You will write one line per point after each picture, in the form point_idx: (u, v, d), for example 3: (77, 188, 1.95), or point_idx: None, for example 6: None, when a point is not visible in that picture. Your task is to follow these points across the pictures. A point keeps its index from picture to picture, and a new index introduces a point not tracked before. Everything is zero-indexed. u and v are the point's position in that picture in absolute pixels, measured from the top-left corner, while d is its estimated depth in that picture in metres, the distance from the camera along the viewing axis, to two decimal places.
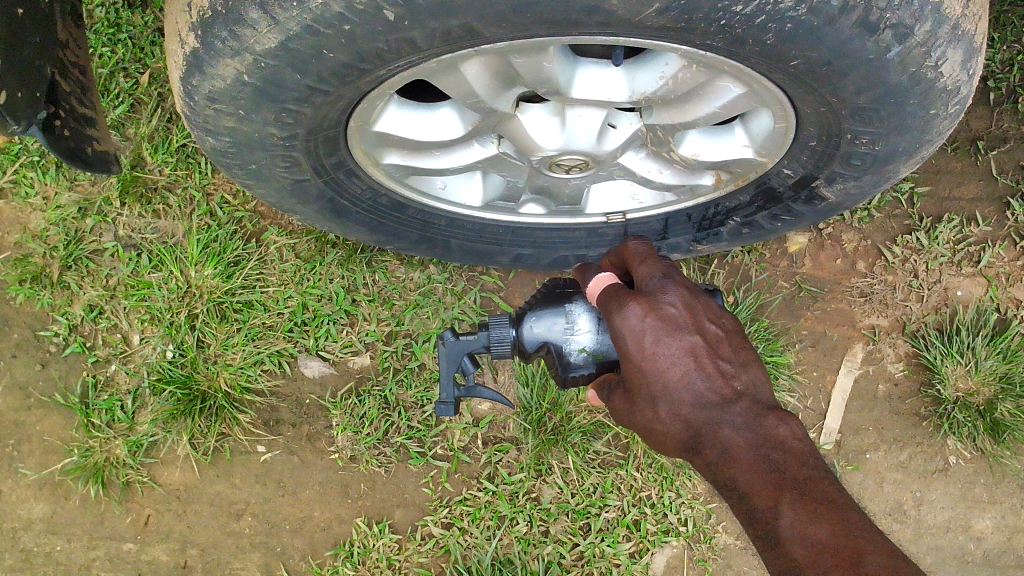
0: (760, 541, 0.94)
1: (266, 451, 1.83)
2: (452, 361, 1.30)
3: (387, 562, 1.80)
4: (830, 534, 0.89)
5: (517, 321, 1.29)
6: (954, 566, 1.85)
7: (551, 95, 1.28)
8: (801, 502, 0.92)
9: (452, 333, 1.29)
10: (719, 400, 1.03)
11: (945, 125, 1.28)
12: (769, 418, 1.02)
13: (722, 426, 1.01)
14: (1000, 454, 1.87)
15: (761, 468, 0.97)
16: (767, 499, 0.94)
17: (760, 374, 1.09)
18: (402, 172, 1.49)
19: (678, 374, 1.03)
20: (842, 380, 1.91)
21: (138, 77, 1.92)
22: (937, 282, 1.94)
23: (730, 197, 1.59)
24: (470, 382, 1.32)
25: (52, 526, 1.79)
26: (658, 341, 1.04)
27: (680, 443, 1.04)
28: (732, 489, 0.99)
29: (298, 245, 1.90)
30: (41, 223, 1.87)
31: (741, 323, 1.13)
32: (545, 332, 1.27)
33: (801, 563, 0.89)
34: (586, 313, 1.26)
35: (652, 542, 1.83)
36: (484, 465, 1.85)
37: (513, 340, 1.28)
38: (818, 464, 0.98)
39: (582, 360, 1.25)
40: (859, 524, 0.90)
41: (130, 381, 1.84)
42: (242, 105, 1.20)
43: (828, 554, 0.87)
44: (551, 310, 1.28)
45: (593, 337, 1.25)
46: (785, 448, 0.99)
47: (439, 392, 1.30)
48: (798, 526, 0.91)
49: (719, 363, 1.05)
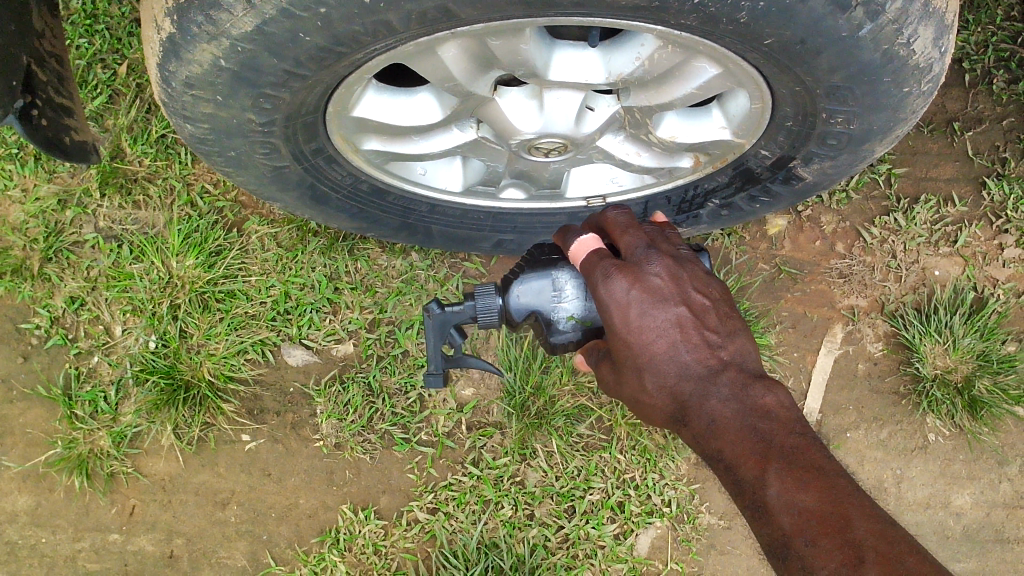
0: (747, 510, 0.97)
1: (251, 439, 1.83)
2: (439, 332, 1.32)
3: (373, 548, 1.80)
4: (817, 502, 0.92)
5: (503, 288, 1.28)
6: (935, 542, 1.87)
7: (528, 78, 1.28)
8: (789, 471, 0.95)
9: (438, 306, 1.30)
10: (704, 371, 1.04)
11: (919, 104, 1.30)
12: (756, 388, 1.04)
13: (709, 398, 1.03)
14: (978, 431, 1.89)
15: (747, 438, 1.00)
16: (755, 468, 0.97)
17: (747, 343, 1.10)
18: (382, 158, 1.50)
19: (663, 347, 1.03)
20: (822, 360, 1.93)
21: (116, 68, 1.92)
22: (914, 261, 1.96)
23: (709, 178, 1.60)
24: (459, 353, 1.36)
25: (37, 518, 1.79)
26: (644, 313, 1.03)
27: (667, 413, 1.06)
28: (719, 460, 1.01)
29: (280, 234, 1.90)
30: (21, 215, 1.87)
31: (727, 290, 1.13)
32: (532, 299, 1.26)
33: (788, 531, 0.92)
34: (572, 280, 1.25)
35: (635, 523, 1.84)
36: (468, 450, 1.86)
37: (500, 308, 1.28)
38: (804, 433, 1.01)
39: (570, 327, 1.26)
40: (845, 491, 0.94)
41: (113, 372, 1.84)
42: (220, 90, 1.20)
43: (815, 520, 0.91)
44: (537, 276, 1.26)
45: (579, 304, 1.25)
46: (772, 417, 1.02)
47: (427, 363, 1.34)
48: (785, 495, 0.94)
49: (705, 334, 1.06)
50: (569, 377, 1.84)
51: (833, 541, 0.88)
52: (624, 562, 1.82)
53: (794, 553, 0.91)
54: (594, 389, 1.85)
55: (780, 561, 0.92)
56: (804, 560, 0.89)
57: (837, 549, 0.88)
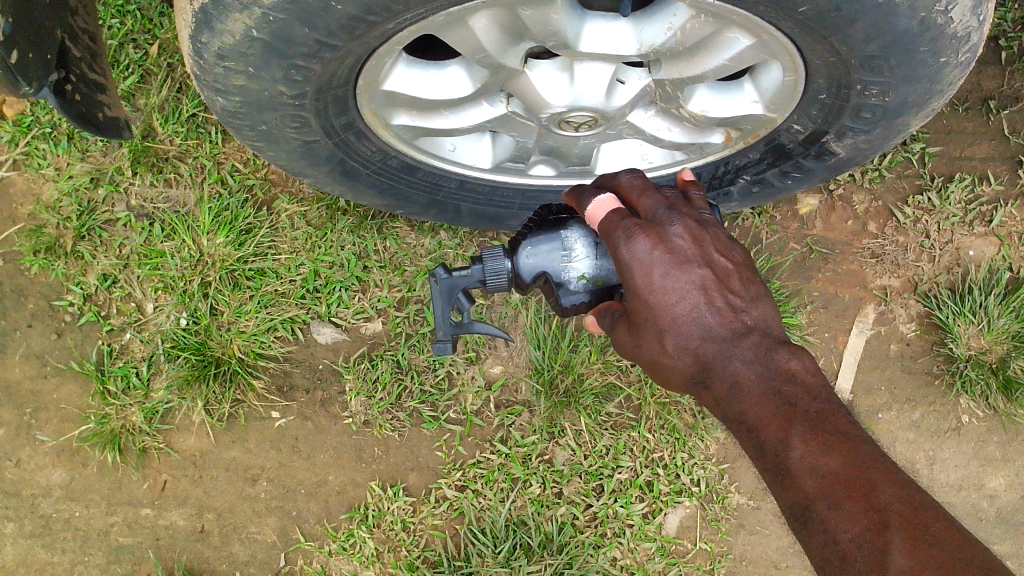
0: (770, 474, 0.97)
1: (280, 416, 1.84)
2: (446, 297, 1.31)
3: (401, 524, 1.81)
4: (842, 465, 0.92)
5: (512, 251, 1.28)
6: (968, 524, 1.85)
7: (559, 49, 1.28)
8: (813, 433, 0.95)
9: (446, 270, 1.30)
10: (728, 334, 1.03)
11: (956, 75, 1.28)
12: (781, 352, 1.03)
13: (733, 360, 1.02)
14: (1013, 412, 1.86)
15: (772, 401, 0.99)
16: (779, 431, 0.97)
17: (770, 308, 1.09)
18: (412, 133, 1.49)
19: (686, 309, 1.03)
20: (854, 340, 1.91)
21: (147, 48, 1.93)
22: (948, 242, 1.93)
23: (740, 154, 1.58)
24: (466, 318, 1.35)
25: (71, 492, 1.82)
26: (667, 275, 1.03)
27: (688, 376, 1.05)
28: (742, 422, 1.01)
29: (309, 212, 1.91)
30: (55, 193, 1.89)
31: (749, 255, 1.12)
32: (542, 261, 1.26)
33: (811, 494, 0.92)
34: (582, 239, 1.26)
35: (664, 502, 1.83)
36: (497, 428, 1.86)
37: (508, 272, 1.28)
38: (829, 398, 1.00)
39: (581, 287, 1.25)
40: (870, 455, 0.93)
41: (145, 349, 1.85)
42: (252, 61, 1.21)
43: (839, 484, 0.91)
44: (546, 237, 1.26)
45: (591, 263, 1.25)
46: (797, 381, 1.01)
47: (436, 331, 1.32)
48: (808, 458, 0.93)
49: (728, 297, 1.05)
50: (598, 355, 1.83)
51: (857, 505, 0.88)
52: (653, 542, 1.82)
53: (817, 517, 0.91)
54: (623, 367, 1.84)
55: (802, 525, 0.93)
56: (827, 524, 0.90)
57: (861, 514, 0.88)
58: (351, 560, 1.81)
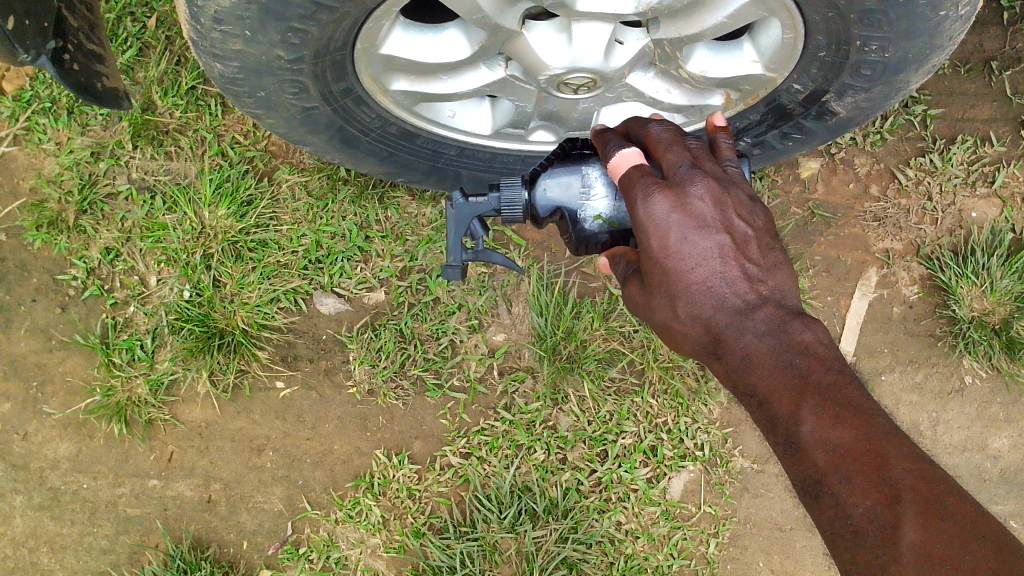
0: (781, 446, 0.99)
1: (285, 386, 1.85)
2: (461, 222, 1.30)
3: (407, 492, 1.82)
4: (853, 439, 0.92)
5: (530, 182, 1.28)
6: (972, 485, 1.86)
7: (557, 8, 1.26)
8: (824, 407, 0.95)
9: (462, 197, 1.29)
10: (741, 305, 1.03)
11: (958, 28, 1.28)
12: (795, 324, 1.02)
13: (745, 332, 1.02)
14: (1016, 372, 1.87)
15: (783, 372, 1.00)
16: (789, 404, 0.97)
17: (787, 277, 1.08)
18: (410, 100, 1.49)
19: (701, 277, 1.03)
20: (856, 303, 1.91)
21: (145, 22, 1.92)
22: (950, 203, 1.93)
23: (740, 116, 1.58)
24: (479, 246, 1.32)
25: (78, 464, 1.83)
26: (683, 239, 1.02)
27: (699, 343, 1.07)
28: (754, 395, 1.02)
29: (310, 183, 1.90)
30: (56, 168, 1.89)
31: (771, 218, 1.10)
32: (561, 196, 1.26)
33: (822, 468, 0.93)
34: (602, 177, 1.25)
35: (669, 466, 1.84)
36: (501, 395, 1.87)
37: (525, 203, 1.27)
38: (842, 369, 0.99)
39: (597, 227, 1.25)
40: (883, 427, 0.93)
41: (149, 321, 1.86)
42: (248, 24, 1.20)
43: (850, 458, 0.91)
44: (566, 171, 1.26)
45: (609, 204, 1.25)
46: (809, 353, 1.01)
47: (447, 254, 1.30)
48: (819, 431, 0.94)
49: (744, 264, 1.04)
50: (600, 322, 1.84)
51: (868, 479, 0.89)
52: (658, 505, 1.83)
53: (828, 491, 0.92)
54: (626, 333, 1.85)
55: (813, 498, 0.94)
56: (838, 498, 0.91)
57: (873, 487, 0.88)
58: (357, 528, 1.82)
